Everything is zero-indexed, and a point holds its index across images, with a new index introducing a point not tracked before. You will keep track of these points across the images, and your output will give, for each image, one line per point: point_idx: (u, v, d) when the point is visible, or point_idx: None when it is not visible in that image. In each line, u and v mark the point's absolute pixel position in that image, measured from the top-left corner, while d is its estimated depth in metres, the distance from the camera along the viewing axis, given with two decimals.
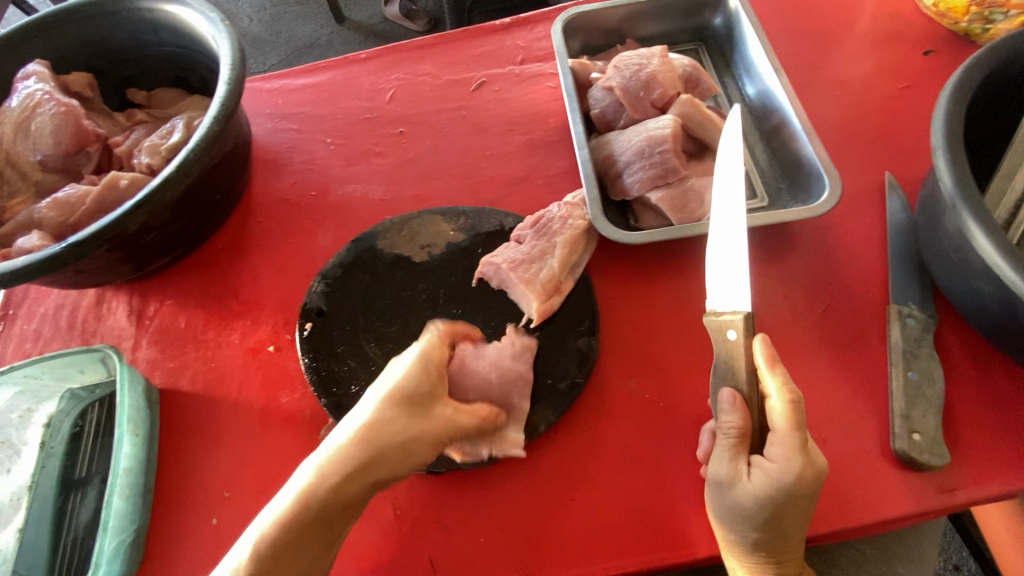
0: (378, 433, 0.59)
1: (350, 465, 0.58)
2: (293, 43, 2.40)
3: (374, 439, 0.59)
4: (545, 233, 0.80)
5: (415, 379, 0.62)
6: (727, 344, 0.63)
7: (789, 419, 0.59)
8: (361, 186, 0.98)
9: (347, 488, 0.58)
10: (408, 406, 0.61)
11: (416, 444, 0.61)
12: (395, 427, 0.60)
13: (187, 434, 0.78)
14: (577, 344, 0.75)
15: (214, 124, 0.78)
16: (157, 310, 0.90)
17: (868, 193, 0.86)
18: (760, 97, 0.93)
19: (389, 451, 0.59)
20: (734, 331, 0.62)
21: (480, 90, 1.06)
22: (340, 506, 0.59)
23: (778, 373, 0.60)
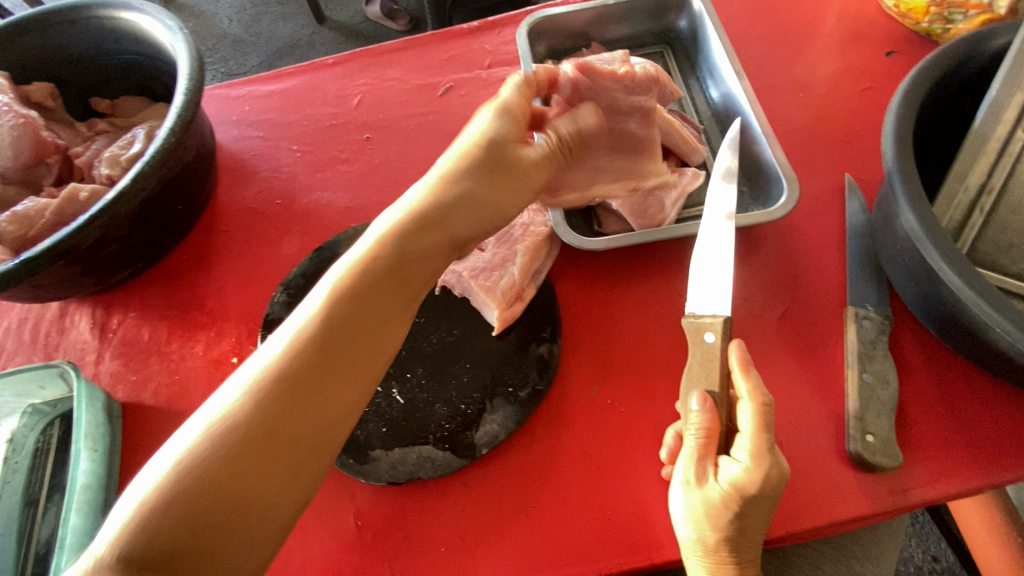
0: (372, 270, 0.57)
1: (311, 348, 0.53)
2: (274, 45, 2.38)
3: (346, 300, 0.56)
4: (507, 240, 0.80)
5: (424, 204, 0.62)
6: (703, 347, 0.64)
7: (759, 422, 0.60)
8: (327, 193, 0.97)
9: (308, 364, 0.52)
10: (411, 242, 0.60)
11: (387, 297, 0.58)
12: (354, 323, 0.55)
13: (150, 447, 0.78)
14: (538, 351, 0.75)
15: (171, 135, 0.78)
16: (120, 322, 0.89)
17: (828, 195, 0.87)
18: (723, 101, 0.94)
19: (365, 305, 0.56)
20: (713, 334, 0.64)
21: (448, 95, 1.06)
22: (294, 396, 0.51)
23: (751, 377, 0.62)
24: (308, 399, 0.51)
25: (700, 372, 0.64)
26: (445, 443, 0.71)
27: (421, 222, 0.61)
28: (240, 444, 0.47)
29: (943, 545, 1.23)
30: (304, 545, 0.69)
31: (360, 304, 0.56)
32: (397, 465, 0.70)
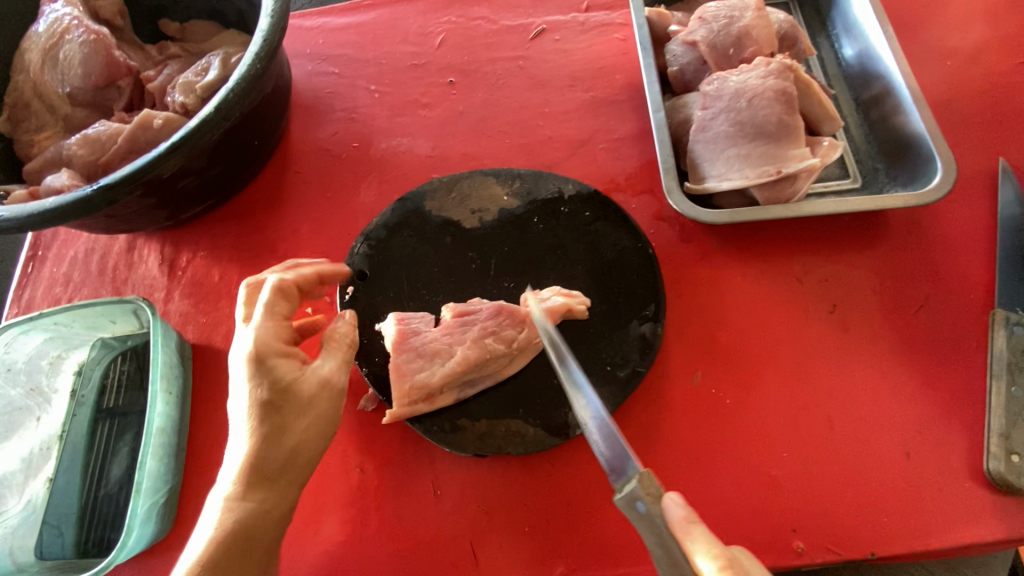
0: (279, 430, 0.56)
1: (241, 526, 0.54)
2: None
3: (258, 475, 0.55)
4: (502, 324, 0.66)
5: (269, 365, 0.56)
6: (643, 520, 0.48)
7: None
8: (406, 139, 0.90)
9: (234, 542, 0.53)
10: (275, 398, 0.55)
11: (311, 444, 0.58)
12: (254, 497, 0.55)
13: (222, 393, 0.75)
14: (639, 330, 0.68)
15: (256, 62, 0.71)
16: (189, 261, 0.85)
17: (976, 181, 0.76)
18: (859, 62, 0.83)
19: (280, 462, 0.56)
20: (648, 505, 0.48)
21: (540, 39, 0.96)
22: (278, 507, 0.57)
23: (698, 535, 0.46)
24: (257, 513, 0.55)
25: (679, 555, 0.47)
26: (537, 418, 0.65)
27: (270, 450, 0.56)
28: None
29: None
30: (381, 509, 0.66)
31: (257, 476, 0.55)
32: (484, 437, 0.65)
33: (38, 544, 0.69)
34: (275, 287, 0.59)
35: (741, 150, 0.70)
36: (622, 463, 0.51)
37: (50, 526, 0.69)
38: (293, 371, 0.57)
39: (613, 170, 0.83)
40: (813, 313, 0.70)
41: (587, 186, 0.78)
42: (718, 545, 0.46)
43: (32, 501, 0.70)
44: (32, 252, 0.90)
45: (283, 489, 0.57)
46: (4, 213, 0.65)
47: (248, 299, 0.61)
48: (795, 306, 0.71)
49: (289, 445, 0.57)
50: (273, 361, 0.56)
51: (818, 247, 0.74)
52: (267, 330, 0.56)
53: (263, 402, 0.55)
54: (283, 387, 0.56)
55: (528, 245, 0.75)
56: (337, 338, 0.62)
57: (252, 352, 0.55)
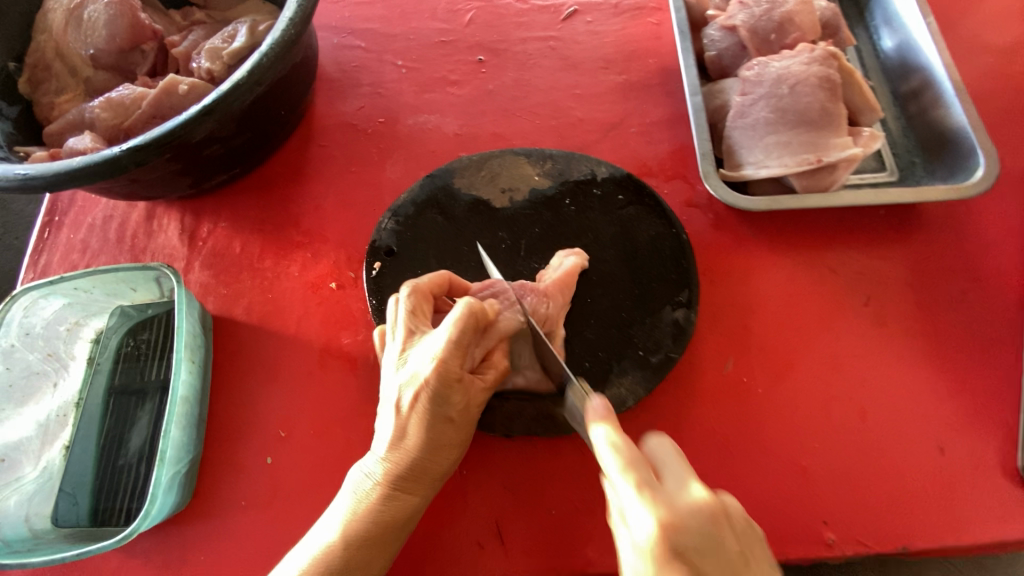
0: (441, 429, 0.55)
1: (382, 522, 0.54)
2: None
3: (415, 470, 0.55)
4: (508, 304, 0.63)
5: (448, 367, 0.53)
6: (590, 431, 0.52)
7: (619, 466, 0.44)
8: (433, 117, 0.89)
9: (377, 535, 0.53)
10: (446, 400, 0.54)
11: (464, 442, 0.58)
12: (404, 495, 0.55)
13: (244, 366, 0.74)
14: (672, 316, 0.67)
15: (290, 27, 0.69)
16: (210, 232, 0.84)
17: (1015, 178, 0.75)
18: (899, 55, 0.82)
19: (434, 458, 0.55)
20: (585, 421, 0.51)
21: (571, 20, 0.95)
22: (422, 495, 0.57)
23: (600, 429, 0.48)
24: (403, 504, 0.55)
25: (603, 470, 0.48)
26: None
27: (427, 461, 0.55)
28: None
29: None
30: None
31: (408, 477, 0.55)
32: (513, 417, 0.65)
33: (54, 511, 0.67)
34: (468, 305, 0.54)
35: (781, 137, 0.69)
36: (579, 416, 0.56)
37: (66, 494, 0.68)
38: (463, 393, 0.55)
39: (645, 155, 0.82)
40: (847, 304, 0.70)
41: (620, 169, 0.77)
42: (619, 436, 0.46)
43: (48, 467, 0.69)
44: (48, 218, 0.88)
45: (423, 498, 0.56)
46: (31, 171, 0.63)
47: (417, 303, 0.59)
48: (829, 297, 0.70)
49: (448, 442, 0.56)
50: (453, 382, 0.53)
51: (853, 240, 0.73)
52: (456, 350, 0.53)
53: (440, 415, 0.54)
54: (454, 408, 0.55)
55: (559, 226, 0.74)
56: (495, 366, 0.59)
57: (439, 368, 0.53)
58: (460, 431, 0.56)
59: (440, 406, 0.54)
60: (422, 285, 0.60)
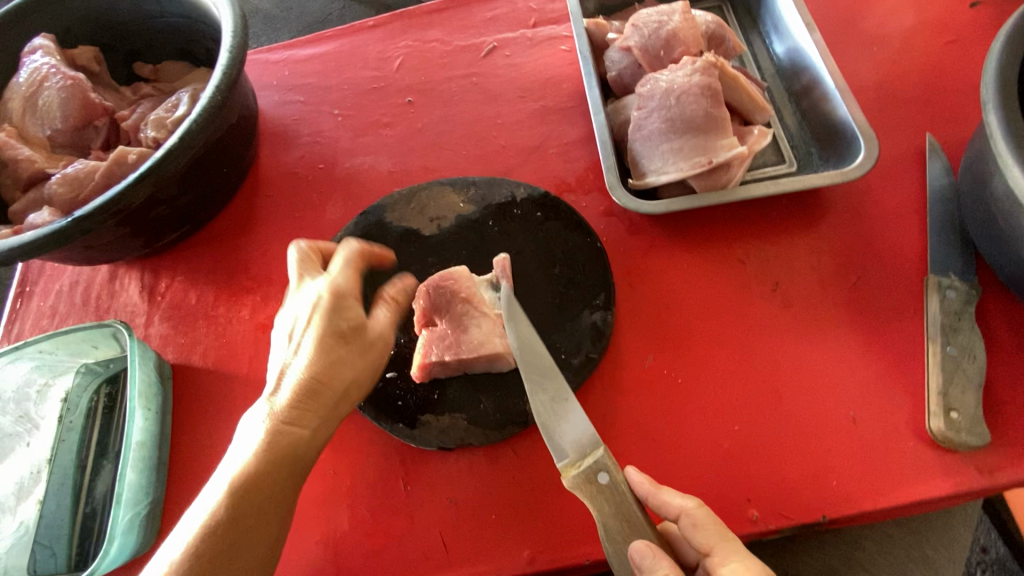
0: (326, 363, 0.60)
1: (290, 441, 0.58)
2: (305, 19, 2.47)
3: (304, 401, 0.59)
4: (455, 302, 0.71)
5: (332, 313, 0.62)
6: (606, 492, 0.55)
7: (707, 518, 0.55)
8: (369, 158, 0.95)
9: (287, 462, 0.58)
10: (345, 337, 0.62)
11: (362, 383, 0.63)
12: (309, 425, 0.59)
13: (203, 408, 0.79)
14: (591, 320, 0.72)
15: (217, 94, 0.76)
16: (168, 286, 0.89)
17: (906, 157, 0.80)
18: (789, 56, 0.88)
19: (340, 391, 0.61)
20: (607, 474, 0.56)
21: (491, 55, 1.02)
22: (295, 470, 0.59)
23: (668, 489, 0.58)
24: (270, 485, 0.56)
25: (622, 523, 0.55)
26: (497, 410, 0.68)
27: (330, 377, 0.60)
28: (225, 534, 0.54)
29: (995, 534, 0.90)
30: (355, 508, 0.69)
31: (314, 407, 0.60)
32: (447, 430, 0.68)
33: (32, 562, 0.71)
34: (350, 248, 0.69)
35: (674, 144, 0.74)
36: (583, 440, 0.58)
37: (41, 545, 0.72)
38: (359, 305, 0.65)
39: (564, 173, 0.87)
40: (758, 292, 0.74)
41: (538, 189, 0.82)
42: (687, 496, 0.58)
43: (24, 522, 0.73)
44: (21, 288, 0.94)
45: (326, 431, 0.61)
46: None
47: (354, 257, 0.68)
48: (739, 287, 0.74)
49: (347, 375, 0.61)
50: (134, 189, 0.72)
51: (757, 231, 0.77)
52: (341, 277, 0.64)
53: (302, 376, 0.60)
54: (330, 335, 0.61)
55: (484, 247, 0.79)
56: (390, 302, 0.69)
57: (334, 288, 0.63)
58: (344, 401, 0.62)
59: (333, 339, 0.61)
60: (364, 248, 0.71)
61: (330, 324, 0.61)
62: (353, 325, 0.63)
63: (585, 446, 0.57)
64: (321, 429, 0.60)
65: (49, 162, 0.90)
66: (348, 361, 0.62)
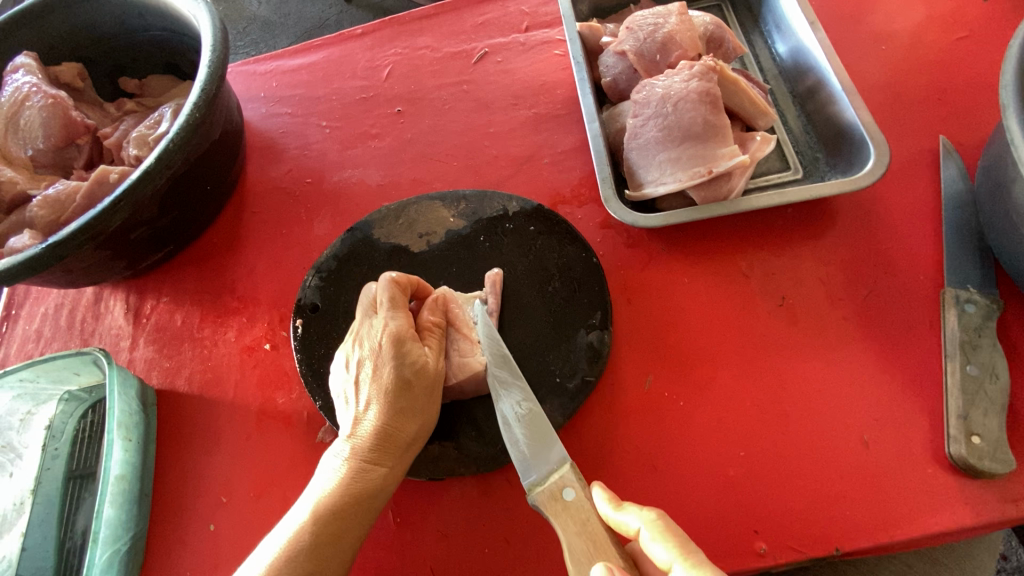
0: (393, 409, 0.59)
1: (365, 490, 0.57)
2: (303, 25, 2.46)
3: (381, 448, 0.58)
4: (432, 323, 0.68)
5: (399, 360, 0.61)
6: (569, 510, 0.54)
7: (660, 533, 0.47)
8: (358, 171, 0.92)
9: (356, 511, 0.56)
10: (409, 383, 0.60)
11: (423, 429, 0.61)
12: (384, 471, 0.58)
13: (188, 435, 0.76)
14: (587, 340, 0.68)
15: (195, 111, 0.73)
16: (153, 307, 0.87)
17: (918, 160, 0.76)
18: (793, 56, 0.84)
19: (405, 437, 0.59)
20: (569, 488, 0.55)
21: (483, 62, 0.99)
22: (362, 519, 0.57)
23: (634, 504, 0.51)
24: (340, 535, 0.55)
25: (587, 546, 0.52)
26: (489, 437, 0.65)
27: (398, 428, 0.59)
28: None
29: None
30: None
31: (381, 454, 0.58)
32: (437, 460, 0.65)
33: None
34: (392, 283, 0.65)
35: (672, 154, 0.70)
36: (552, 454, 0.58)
37: None
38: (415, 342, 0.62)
39: (558, 184, 0.84)
40: (764, 307, 0.70)
41: (530, 202, 0.79)
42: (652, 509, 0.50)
43: (8, 556, 0.71)
44: (6, 311, 0.92)
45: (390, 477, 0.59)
46: None
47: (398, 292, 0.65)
48: (744, 302, 0.71)
49: (412, 423, 0.60)
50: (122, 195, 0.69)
51: (762, 242, 0.73)
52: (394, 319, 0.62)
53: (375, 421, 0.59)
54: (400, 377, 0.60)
55: (474, 264, 0.76)
56: (432, 330, 0.65)
57: (392, 332, 0.61)
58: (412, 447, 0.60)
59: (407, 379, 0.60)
60: (399, 279, 0.66)
61: (393, 370, 0.60)
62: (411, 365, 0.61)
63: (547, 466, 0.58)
64: (393, 472, 0.59)
65: (30, 183, 0.88)
66: (409, 406, 0.60)
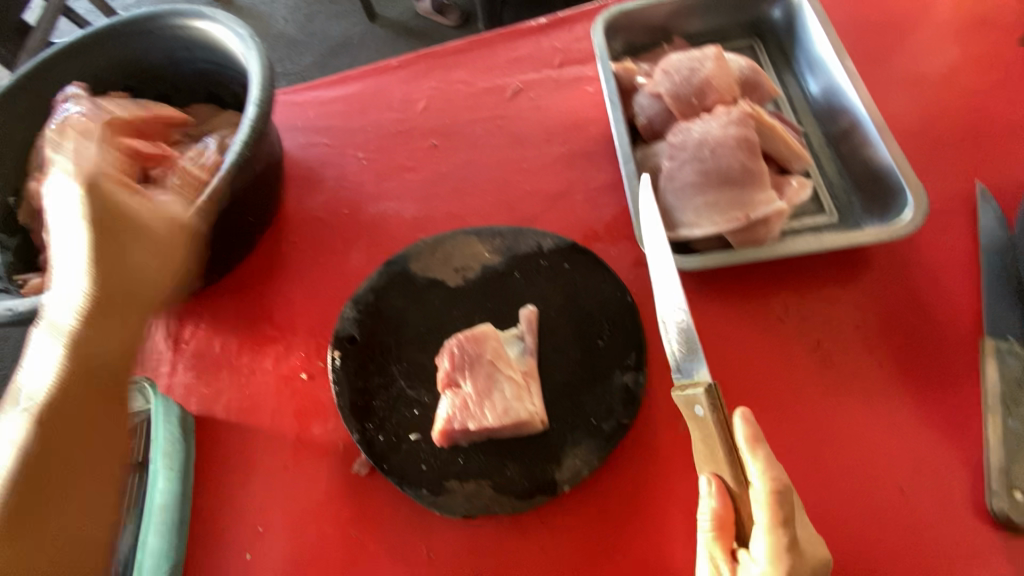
0: (95, 291, 0.59)
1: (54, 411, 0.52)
2: (328, 44, 2.51)
3: (84, 364, 0.56)
4: (475, 363, 0.69)
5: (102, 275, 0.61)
6: (698, 424, 0.57)
7: (765, 503, 0.51)
8: (394, 203, 0.94)
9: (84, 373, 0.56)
10: (115, 299, 0.61)
11: (125, 337, 0.61)
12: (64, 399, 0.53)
13: (225, 463, 0.77)
14: (622, 381, 0.68)
15: (244, 148, 0.76)
16: (193, 333, 0.89)
17: (954, 205, 0.76)
18: (827, 99, 0.85)
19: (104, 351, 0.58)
20: (700, 408, 0.56)
21: (516, 97, 1.01)
22: (88, 468, 0.54)
23: (757, 455, 0.53)
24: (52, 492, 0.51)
25: (704, 452, 0.57)
26: (525, 477, 0.65)
27: (94, 343, 0.57)
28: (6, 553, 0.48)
29: None
30: None
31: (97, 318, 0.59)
32: (472, 498, 0.65)
33: None
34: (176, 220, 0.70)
35: (708, 198, 0.71)
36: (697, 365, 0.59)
37: None
38: (150, 213, 0.68)
39: (592, 221, 0.85)
40: (800, 352, 0.70)
41: (564, 239, 0.80)
42: (775, 471, 0.52)
43: None
44: None
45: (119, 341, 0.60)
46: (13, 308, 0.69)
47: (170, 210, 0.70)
48: (779, 347, 0.71)
49: (118, 341, 0.60)
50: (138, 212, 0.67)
51: (796, 285, 0.74)
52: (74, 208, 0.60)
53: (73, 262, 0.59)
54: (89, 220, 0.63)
55: (508, 300, 0.77)
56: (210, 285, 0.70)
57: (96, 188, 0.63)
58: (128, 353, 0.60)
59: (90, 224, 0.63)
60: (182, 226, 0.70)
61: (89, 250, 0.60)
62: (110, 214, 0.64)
63: (695, 373, 0.60)
64: (126, 447, 0.58)
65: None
66: (96, 268, 0.60)
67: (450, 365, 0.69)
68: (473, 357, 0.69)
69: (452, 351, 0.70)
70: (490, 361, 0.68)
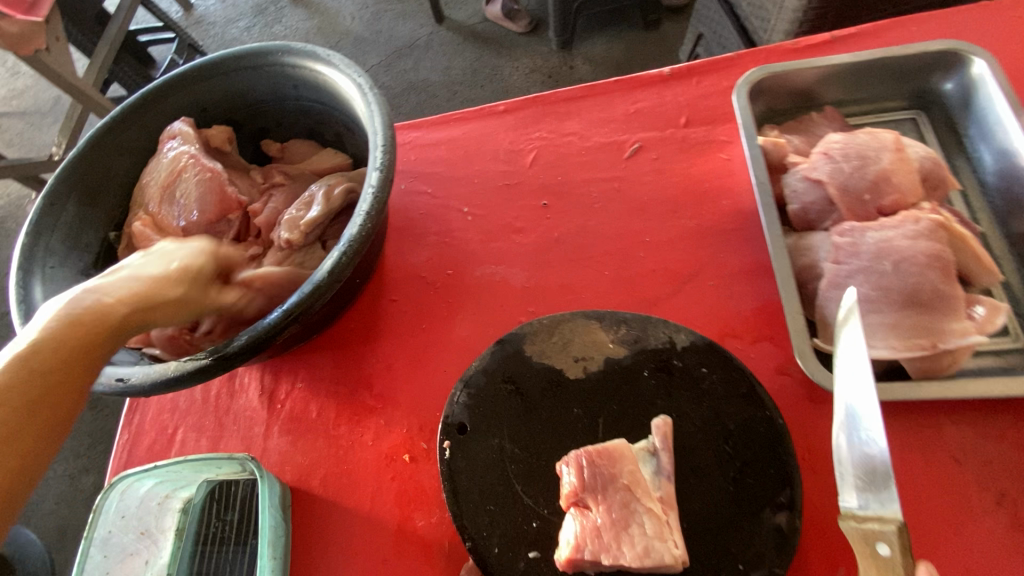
0: (172, 269, 0.63)
1: (47, 360, 0.53)
2: (394, 44, 2.39)
3: (106, 325, 0.57)
4: (609, 485, 0.63)
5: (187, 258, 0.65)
6: (879, 564, 0.50)
7: None
8: (501, 267, 0.89)
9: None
10: (183, 280, 0.63)
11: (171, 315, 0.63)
12: (61, 354, 0.54)
13: (324, 546, 0.74)
14: (774, 522, 0.61)
15: (367, 221, 0.70)
16: (288, 393, 0.85)
17: None
18: (1009, 197, 0.75)
19: (143, 310, 0.60)
20: (885, 546, 0.50)
21: (636, 157, 0.93)
22: (31, 432, 0.52)
23: None
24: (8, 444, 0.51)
25: None
26: None
27: (143, 310, 0.60)
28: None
29: None
30: None
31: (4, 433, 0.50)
32: None
33: None
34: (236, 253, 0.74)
35: (887, 318, 0.64)
36: (885, 498, 0.52)
37: None
38: (207, 301, 0.67)
39: (726, 314, 0.77)
40: (979, 504, 0.62)
41: (700, 337, 0.72)
42: None
43: None
44: None
45: (17, 457, 0.51)
46: (129, 377, 0.67)
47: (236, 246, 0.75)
48: (956, 496, 0.62)
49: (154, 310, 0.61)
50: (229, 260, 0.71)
51: (976, 422, 0.65)
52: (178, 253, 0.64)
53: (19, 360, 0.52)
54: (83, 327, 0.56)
55: (638, 405, 0.70)
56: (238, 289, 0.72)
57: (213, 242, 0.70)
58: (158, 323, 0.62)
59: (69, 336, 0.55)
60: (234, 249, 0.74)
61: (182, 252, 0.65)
62: (140, 323, 0.59)
63: (878, 506, 0.52)
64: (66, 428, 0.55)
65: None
66: (133, 294, 0.59)
67: (579, 481, 0.63)
68: (607, 477, 0.63)
69: (582, 466, 0.63)
70: (625, 485, 0.63)
